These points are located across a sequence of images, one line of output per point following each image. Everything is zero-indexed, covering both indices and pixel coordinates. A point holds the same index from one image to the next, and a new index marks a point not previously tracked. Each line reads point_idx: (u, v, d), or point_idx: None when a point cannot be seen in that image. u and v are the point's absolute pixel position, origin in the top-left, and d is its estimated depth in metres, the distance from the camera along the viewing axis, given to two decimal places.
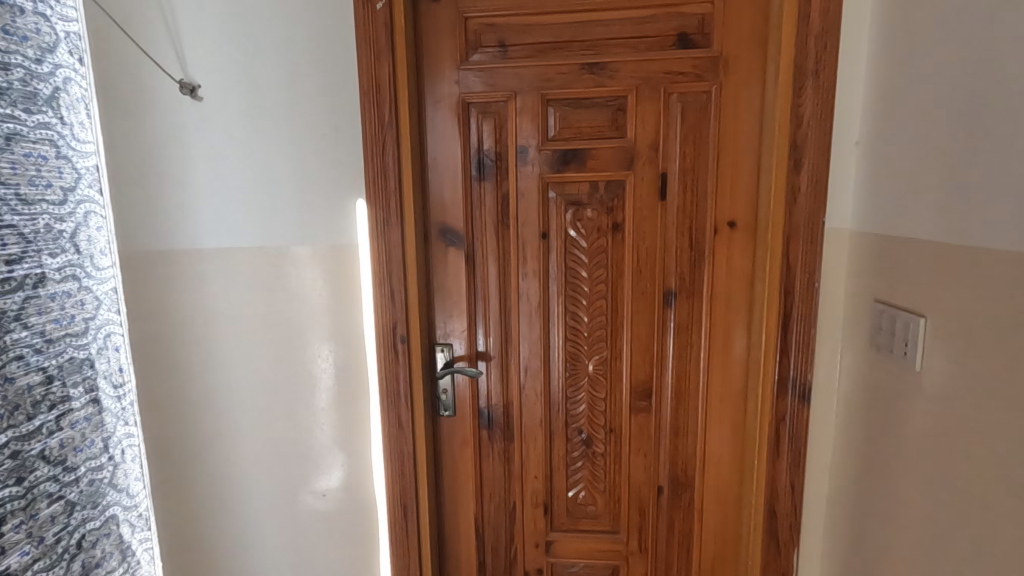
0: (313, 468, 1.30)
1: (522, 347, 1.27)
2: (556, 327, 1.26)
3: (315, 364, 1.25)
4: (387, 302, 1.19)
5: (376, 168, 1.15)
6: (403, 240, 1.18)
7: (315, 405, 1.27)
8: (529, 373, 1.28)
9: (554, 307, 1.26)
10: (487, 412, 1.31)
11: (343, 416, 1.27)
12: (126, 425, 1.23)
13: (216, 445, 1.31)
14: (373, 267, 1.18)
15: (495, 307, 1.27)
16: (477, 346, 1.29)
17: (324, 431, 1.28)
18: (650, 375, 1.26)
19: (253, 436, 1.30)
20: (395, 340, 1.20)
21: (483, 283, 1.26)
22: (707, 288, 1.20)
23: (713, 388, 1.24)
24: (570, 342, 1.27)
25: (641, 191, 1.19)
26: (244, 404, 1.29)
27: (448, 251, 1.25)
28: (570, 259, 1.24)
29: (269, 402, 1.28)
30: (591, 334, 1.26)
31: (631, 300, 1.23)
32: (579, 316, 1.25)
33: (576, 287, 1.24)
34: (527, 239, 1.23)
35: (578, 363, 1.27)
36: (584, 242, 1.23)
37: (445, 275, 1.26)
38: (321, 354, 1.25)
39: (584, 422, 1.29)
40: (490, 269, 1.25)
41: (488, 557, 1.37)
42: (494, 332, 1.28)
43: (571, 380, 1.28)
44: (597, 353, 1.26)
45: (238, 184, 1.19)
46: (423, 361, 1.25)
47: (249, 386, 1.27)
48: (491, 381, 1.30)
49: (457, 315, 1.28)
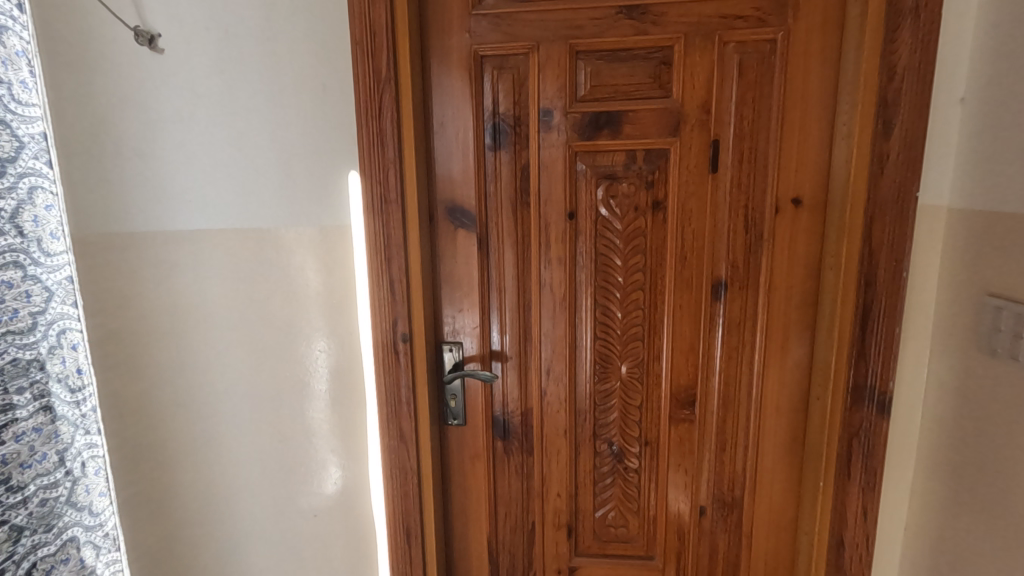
0: (303, 485, 1.12)
1: (544, 346, 1.09)
2: (583, 324, 1.08)
3: (302, 367, 1.08)
4: (385, 294, 1.00)
5: (371, 134, 0.96)
6: (404, 221, 0.99)
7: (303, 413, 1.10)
8: (551, 377, 1.10)
9: (581, 301, 1.07)
10: (502, 421, 1.14)
11: (336, 427, 1.10)
12: (88, 435, 1.04)
13: (191, 458, 1.13)
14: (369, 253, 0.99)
15: (512, 300, 1.08)
16: (491, 346, 1.11)
17: (314, 442, 1.10)
18: (694, 380, 1.07)
19: (234, 448, 1.12)
20: (395, 339, 1.02)
21: (498, 272, 1.07)
22: (765, 278, 1.01)
23: (768, 395, 1.06)
24: (600, 341, 1.08)
25: (688, 162, 1.00)
26: (222, 412, 1.11)
27: (458, 233, 1.06)
28: (600, 244, 1.05)
29: (251, 409, 1.10)
30: (625, 332, 1.07)
31: (673, 292, 1.04)
32: (610, 311, 1.07)
33: (608, 277, 1.06)
34: (551, 220, 1.05)
35: (609, 366, 1.09)
36: (618, 223, 1.04)
37: (453, 262, 1.08)
38: (309, 355, 1.07)
39: (614, 434, 1.12)
40: (507, 257, 1.07)
41: None
42: (512, 329, 1.10)
43: (601, 385, 1.10)
44: (631, 355, 1.08)
45: (209, 154, 1.00)
46: (429, 363, 1.07)
47: (228, 390, 1.10)
48: (507, 385, 1.12)
49: (468, 309, 1.10)
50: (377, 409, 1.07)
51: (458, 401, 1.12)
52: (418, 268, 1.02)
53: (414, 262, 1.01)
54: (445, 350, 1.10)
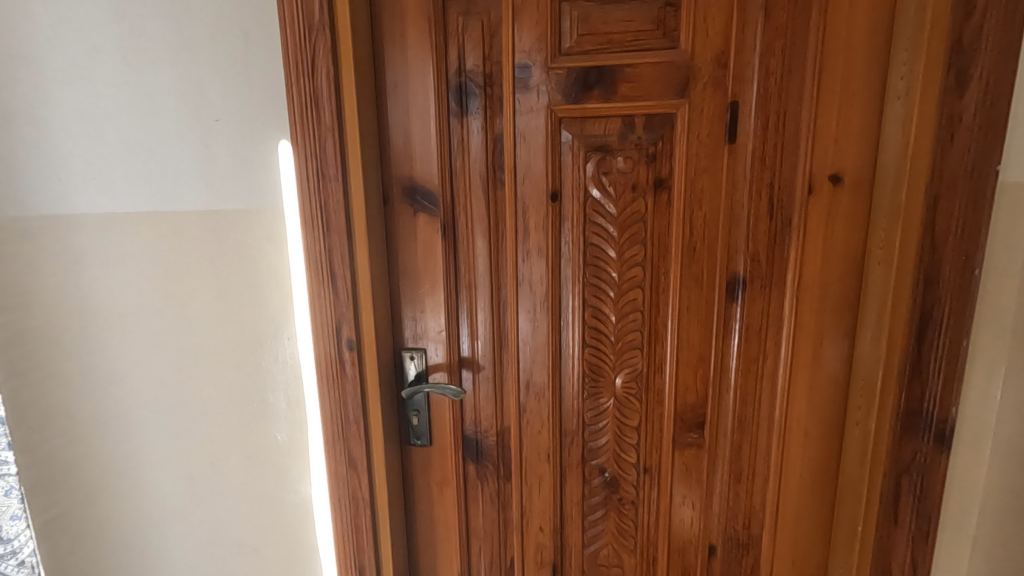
0: (239, 515, 0.96)
1: (522, 354, 0.91)
2: (568, 329, 0.90)
3: (234, 378, 0.90)
4: (326, 292, 0.83)
5: (305, 96, 0.78)
6: (348, 202, 0.81)
7: (238, 432, 0.93)
8: (531, 392, 0.92)
9: (566, 302, 0.89)
10: (474, 441, 0.96)
11: (276, 447, 0.93)
12: None
13: (108, 486, 0.95)
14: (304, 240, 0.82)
15: (485, 299, 0.90)
16: (461, 354, 0.93)
17: (251, 466, 0.94)
18: (703, 398, 0.89)
19: (158, 472, 0.95)
20: (339, 345, 0.85)
21: (468, 266, 0.89)
22: (794, 274, 0.82)
23: (793, 417, 0.87)
24: (590, 350, 0.90)
25: (698, 129, 0.80)
26: (143, 430, 0.93)
27: (419, 219, 0.88)
28: (589, 233, 0.86)
29: (177, 427, 0.93)
30: (620, 339, 0.89)
31: (679, 291, 0.85)
32: (603, 314, 0.88)
33: (599, 273, 0.87)
34: (530, 203, 0.86)
35: (601, 379, 0.91)
36: (611, 206, 0.85)
37: (413, 253, 0.90)
38: (241, 364, 0.90)
39: (607, 460, 0.94)
40: (478, 247, 0.88)
41: None
42: (484, 334, 0.92)
43: (591, 402, 0.92)
44: (627, 366, 0.90)
45: (113, 121, 0.82)
46: (384, 374, 0.90)
47: (148, 405, 0.93)
48: (479, 400, 0.94)
49: (433, 310, 0.91)
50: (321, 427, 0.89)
51: (421, 418, 0.95)
52: (368, 260, 0.84)
53: (361, 252, 0.83)
54: (405, 359, 0.93)
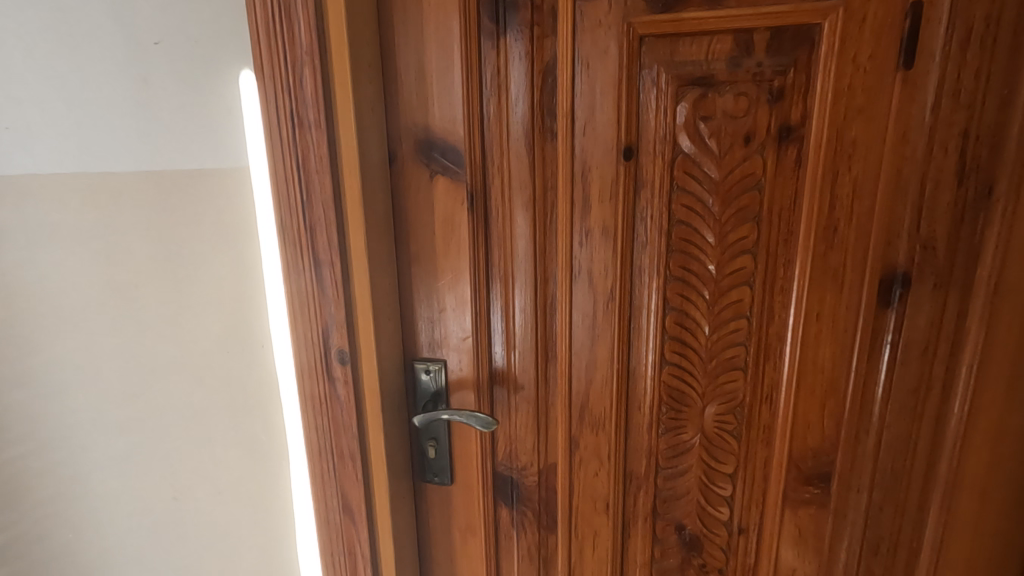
0: (206, 565, 0.75)
1: (576, 371, 0.67)
2: (639, 339, 0.65)
3: (196, 393, 0.69)
4: (307, 284, 0.61)
5: (270, 5, 0.54)
6: (336, 160, 0.58)
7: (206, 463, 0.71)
8: (586, 420, 0.68)
9: (638, 302, 0.64)
10: (508, 479, 0.73)
11: (253, 481, 0.71)
12: None
13: (44, 530, 0.74)
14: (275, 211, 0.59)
15: (525, 297, 0.66)
16: (493, 369, 0.69)
17: (223, 505, 0.72)
18: (831, 441, 0.63)
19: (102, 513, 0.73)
20: (326, 356, 0.63)
21: (503, 250, 0.65)
22: (990, 270, 0.55)
23: (967, 479, 0.60)
24: (672, 369, 0.65)
25: (854, 49, 0.53)
26: (84, 461, 0.72)
27: (436, 187, 0.64)
28: (676, 205, 0.60)
29: (127, 455, 0.71)
30: (714, 355, 0.64)
31: (806, 291, 0.59)
32: (691, 321, 0.63)
33: (688, 261, 0.62)
34: (593, 162, 0.61)
35: (684, 408, 0.66)
36: (711, 167, 0.59)
37: (429, 234, 0.66)
38: (206, 374, 0.68)
39: (688, 515, 0.69)
40: (517, 224, 0.64)
41: None
42: (523, 344, 0.68)
43: (669, 437, 0.67)
44: (723, 392, 0.64)
45: (19, 48, 0.60)
46: (389, 395, 0.66)
47: (87, 429, 0.70)
48: (517, 429, 0.71)
49: (455, 309, 0.68)
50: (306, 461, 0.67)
51: (440, 449, 0.72)
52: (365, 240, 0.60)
53: (355, 228, 0.59)
54: (419, 373, 0.70)
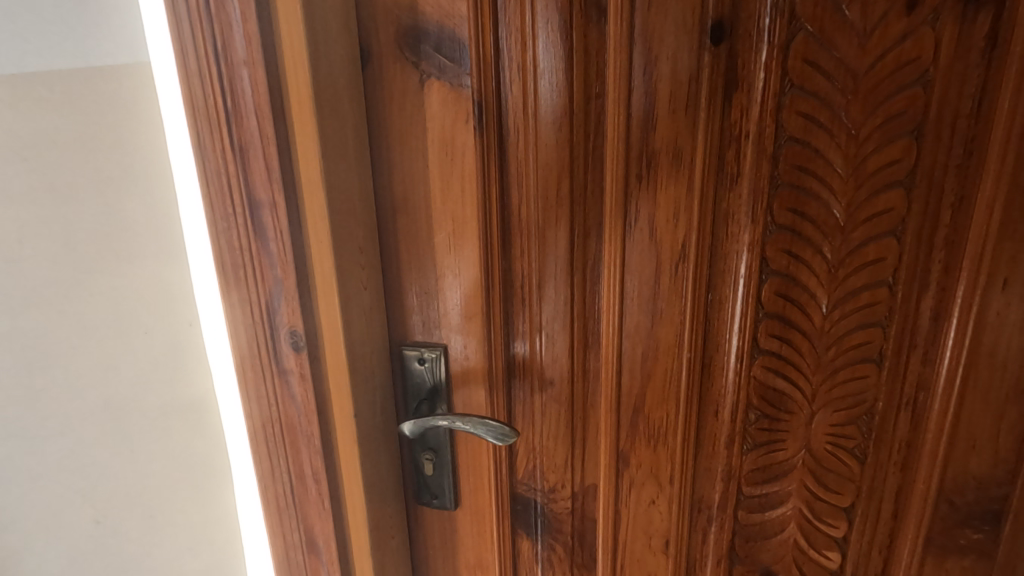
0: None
1: (626, 363, 0.48)
2: (721, 319, 0.45)
3: (109, 378, 0.54)
4: (244, 238, 0.42)
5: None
6: (272, 49, 0.39)
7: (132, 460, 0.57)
8: (639, 431, 0.49)
9: (721, 265, 0.44)
10: (531, 505, 0.55)
11: (185, 477, 0.59)
12: None
13: None
14: (190, 130, 0.41)
15: (556, 257, 0.46)
16: (511, 358, 0.50)
17: (162, 503, 0.59)
18: (1009, 470, 0.43)
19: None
20: (276, 342, 0.44)
21: (525, 190, 0.45)
22: None
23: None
24: (767, 360, 0.45)
25: None
26: None
27: (429, 98, 0.44)
28: (789, 116, 0.40)
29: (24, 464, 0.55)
30: (834, 343, 0.44)
31: (994, 245, 0.38)
32: (801, 290, 0.43)
33: (801, 202, 0.41)
34: (661, 51, 0.40)
35: (783, 417, 0.46)
36: (849, 51, 0.38)
37: (420, 168, 0.46)
38: (118, 350, 0.54)
39: (779, 561, 0.50)
40: (546, 152, 0.44)
41: None
42: (553, 325, 0.48)
43: (759, 457, 0.48)
44: (842, 396, 0.45)
45: None
46: (368, 396, 0.48)
47: None
48: (543, 440, 0.52)
49: (457, 276, 0.48)
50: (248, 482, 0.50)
51: (440, 463, 0.54)
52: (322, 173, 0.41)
53: (306, 153, 0.40)
54: (412, 363, 0.51)
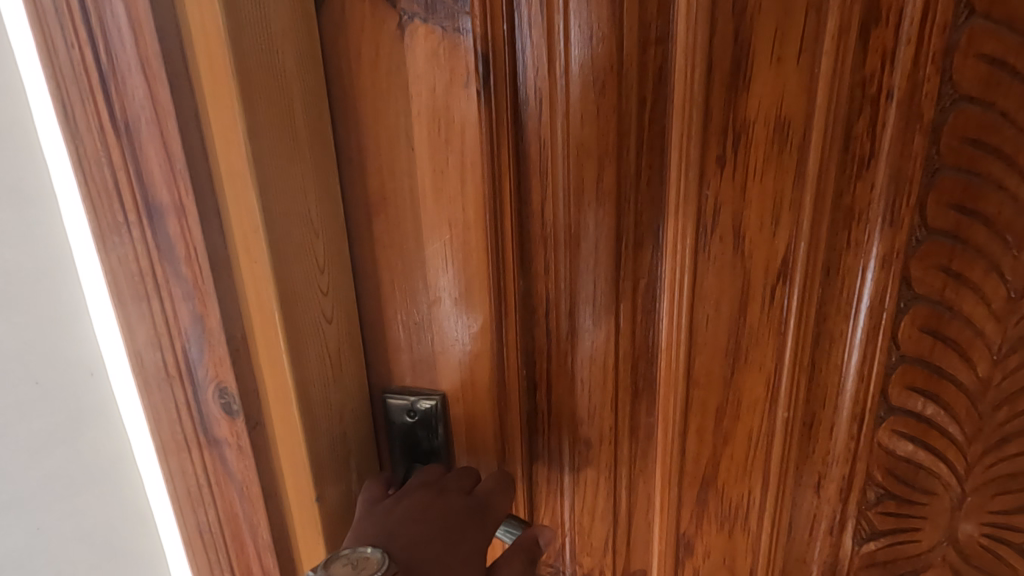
0: None
1: (692, 421, 0.34)
2: (829, 364, 0.32)
3: None
4: (150, 267, 0.31)
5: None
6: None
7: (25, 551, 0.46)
8: (709, 511, 0.36)
9: (834, 289, 0.30)
10: None
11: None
12: None
13: None
14: (60, 117, 0.30)
15: (599, 277, 0.33)
16: (533, 411, 0.37)
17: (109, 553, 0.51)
18: None
19: None
20: (201, 402, 0.34)
21: (552, 182, 0.32)
22: None
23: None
24: (902, 422, 0.32)
25: None
26: None
27: (413, 52, 0.31)
28: (962, 64, 0.26)
29: None
30: (1001, 402, 0.30)
31: None
32: (961, 326, 0.29)
33: (970, 195, 0.27)
34: None
35: (919, 499, 0.33)
36: None
37: (403, 154, 0.33)
38: None
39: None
40: (582, 128, 0.30)
41: None
42: (592, 369, 0.35)
43: (880, 550, 0.34)
44: (1012, 476, 0.31)
45: None
46: (338, 462, 0.36)
47: None
48: (577, 517, 0.39)
49: (457, 303, 0.35)
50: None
51: None
52: (255, 169, 0.29)
53: (230, 137, 0.29)
54: (400, 417, 0.38)
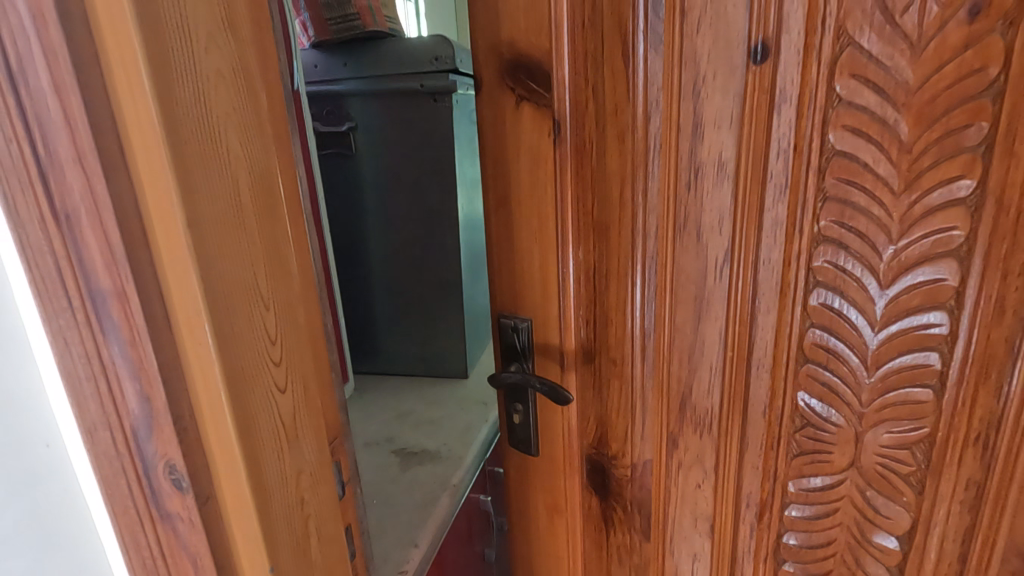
0: None
1: (677, 352, 0.52)
2: (767, 324, 0.47)
3: None
4: (85, 331, 0.32)
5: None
6: (73, 28, 0.27)
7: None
8: (688, 418, 0.53)
9: (767, 273, 0.45)
10: (600, 468, 0.60)
11: None
12: None
13: None
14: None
15: (624, 252, 0.52)
16: (580, 338, 0.56)
17: None
18: None
19: None
20: (148, 473, 0.35)
21: (596, 192, 0.52)
22: None
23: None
24: (816, 370, 0.46)
25: None
26: None
27: (522, 113, 0.53)
28: (835, 132, 0.40)
29: None
30: (881, 366, 0.44)
31: None
32: (849, 306, 0.44)
33: (849, 216, 0.42)
34: (711, 74, 0.44)
35: (830, 430, 0.47)
36: (904, 65, 0.38)
37: (513, 170, 0.55)
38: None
39: (827, 573, 0.52)
40: (614, 160, 0.50)
41: None
42: (617, 311, 0.54)
43: (806, 465, 0.49)
44: (894, 421, 0.45)
45: None
46: (284, 516, 0.40)
47: None
48: (606, 411, 0.58)
49: (538, 263, 0.56)
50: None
51: (526, 416, 0.61)
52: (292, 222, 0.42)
53: (158, 182, 0.30)
54: (505, 328, 0.59)
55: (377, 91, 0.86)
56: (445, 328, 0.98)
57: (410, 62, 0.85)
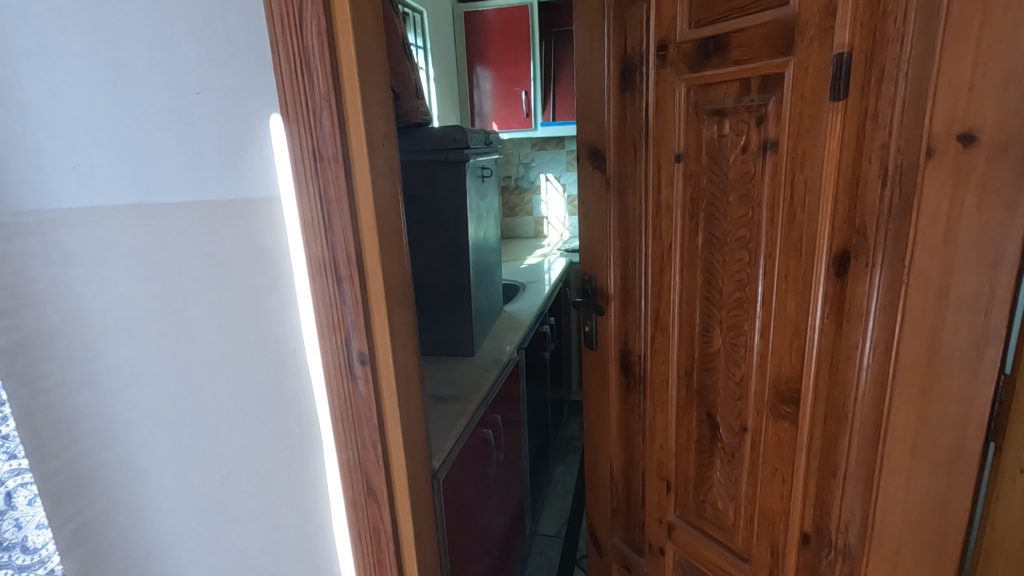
0: (241, 515, 0.88)
1: (649, 292, 1.06)
2: (688, 275, 0.99)
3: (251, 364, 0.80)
4: (332, 298, 0.74)
5: (292, 60, 0.67)
6: (348, 176, 0.70)
7: (221, 457, 0.85)
8: (656, 324, 1.06)
9: (686, 250, 0.98)
10: (625, 356, 1.16)
11: (289, 455, 0.84)
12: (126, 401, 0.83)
13: None
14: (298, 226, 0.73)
15: (635, 239, 1.08)
16: (616, 284, 1.15)
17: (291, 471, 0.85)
18: (799, 374, 0.84)
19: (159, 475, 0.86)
20: (349, 358, 0.76)
21: (622, 210, 1.09)
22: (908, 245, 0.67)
23: (898, 425, 0.71)
24: (704, 299, 0.97)
25: (802, 88, 0.76)
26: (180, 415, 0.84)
27: (595, 174, 1.14)
28: (704, 188, 0.93)
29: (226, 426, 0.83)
30: (727, 293, 0.93)
31: (778, 255, 0.84)
32: (715, 270, 0.94)
33: (712, 227, 0.93)
34: (663, 165, 0.98)
35: (709, 331, 0.97)
36: (725, 162, 0.89)
37: (589, 201, 1.18)
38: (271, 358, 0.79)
39: (712, 409, 1.00)
40: (627, 195, 1.08)
41: (623, 506, 1.26)
42: (627, 271, 1.12)
43: (699, 351, 1.00)
44: (732, 324, 0.93)
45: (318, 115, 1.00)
46: (404, 384, 0.82)
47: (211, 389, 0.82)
48: (625, 323, 1.15)
49: (602, 247, 1.16)
50: (337, 454, 0.83)
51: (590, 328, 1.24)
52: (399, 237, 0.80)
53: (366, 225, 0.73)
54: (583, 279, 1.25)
55: (413, 160, 1.35)
56: (463, 314, 1.44)
57: (437, 140, 1.33)
